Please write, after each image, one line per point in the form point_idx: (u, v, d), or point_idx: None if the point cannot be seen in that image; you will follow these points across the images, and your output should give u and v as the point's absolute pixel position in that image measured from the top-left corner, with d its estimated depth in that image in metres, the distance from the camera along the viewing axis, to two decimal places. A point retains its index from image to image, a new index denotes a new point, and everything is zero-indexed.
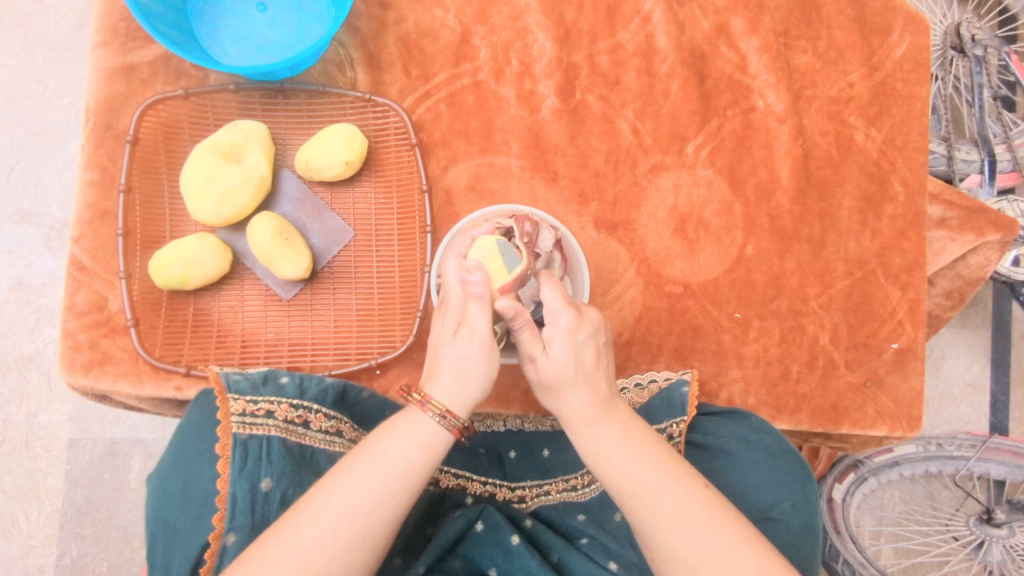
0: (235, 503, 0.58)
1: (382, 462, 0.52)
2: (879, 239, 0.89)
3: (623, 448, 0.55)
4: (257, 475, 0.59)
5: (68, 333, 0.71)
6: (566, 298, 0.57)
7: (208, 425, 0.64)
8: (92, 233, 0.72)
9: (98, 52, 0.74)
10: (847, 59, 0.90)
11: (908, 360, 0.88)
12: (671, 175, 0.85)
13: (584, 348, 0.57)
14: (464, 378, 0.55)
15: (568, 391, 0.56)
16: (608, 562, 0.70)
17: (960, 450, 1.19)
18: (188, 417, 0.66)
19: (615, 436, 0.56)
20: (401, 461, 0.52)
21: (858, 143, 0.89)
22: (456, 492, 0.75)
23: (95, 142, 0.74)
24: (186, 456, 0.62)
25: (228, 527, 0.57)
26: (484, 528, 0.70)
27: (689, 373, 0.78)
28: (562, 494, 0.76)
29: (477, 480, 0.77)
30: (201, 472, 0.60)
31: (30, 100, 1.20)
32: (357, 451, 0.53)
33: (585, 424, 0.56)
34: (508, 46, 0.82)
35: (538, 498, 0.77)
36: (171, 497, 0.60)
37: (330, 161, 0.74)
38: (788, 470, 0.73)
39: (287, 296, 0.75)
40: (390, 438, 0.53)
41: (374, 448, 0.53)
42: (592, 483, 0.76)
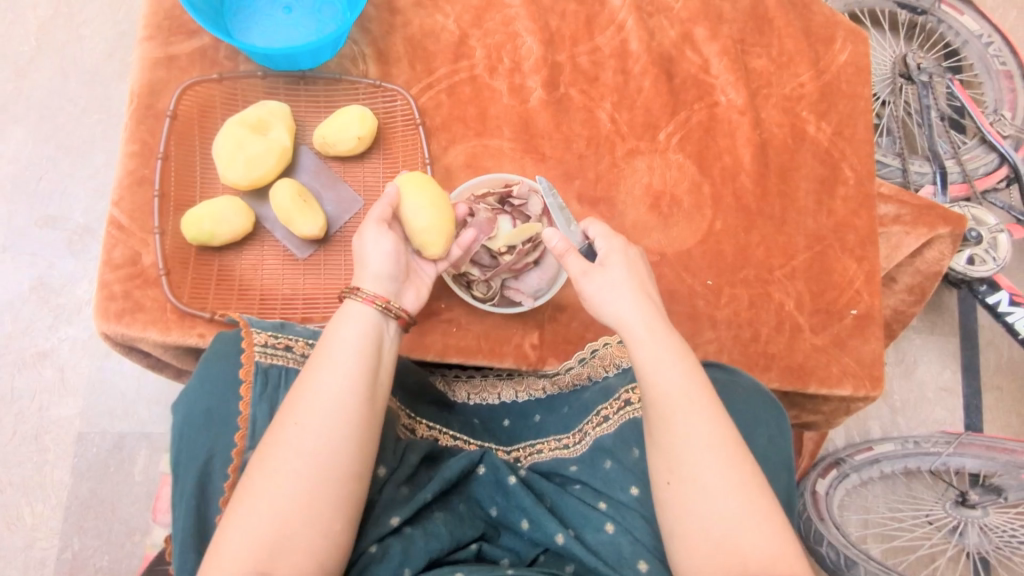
0: (256, 423, 0.66)
1: (338, 352, 0.61)
2: (834, 217, 0.99)
3: (668, 370, 0.62)
4: (276, 399, 0.69)
5: (103, 284, 0.79)
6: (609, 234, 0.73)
7: (226, 350, 0.70)
8: (130, 196, 0.81)
9: (143, 45, 0.85)
10: (797, 63, 1.03)
11: (867, 325, 0.97)
12: (646, 158, 0.95)
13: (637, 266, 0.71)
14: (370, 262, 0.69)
15: (624, 297, 0.67)
16: (597, 503, 0.74)
17: (936, 447, 1.28)
18: (209, 347, 0.72)
19: (671, 360, 0.63)
20: (351, 348, 0.62)
21: (810, 134, 1.01)
22: (454, 451, 0.82)
23: (136, 119, 0.83)
24: (209, 380, 0.68)
25: (250, 444, 0.66)
26: (485, 470, 0.77)
27: None
28: (554, 451, 0.83)
29: (474, 442, 0.85)
30: (224, 396, 0.67)
31: (62, 117, 1.36)
32: (317, 350, 0.62)
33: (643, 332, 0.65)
34: (500, 47, 0.94)
35: (531, 456, 0.84)
36: (193, 414, 0.66)
37: (343, 136, 0.84)
38: (765, 410, 0.80)
39: (302, 255, 0.83)
40: (339, 328, 0.63)
41: (330, 343, 0.62)
42: (582, 440, 0.81)
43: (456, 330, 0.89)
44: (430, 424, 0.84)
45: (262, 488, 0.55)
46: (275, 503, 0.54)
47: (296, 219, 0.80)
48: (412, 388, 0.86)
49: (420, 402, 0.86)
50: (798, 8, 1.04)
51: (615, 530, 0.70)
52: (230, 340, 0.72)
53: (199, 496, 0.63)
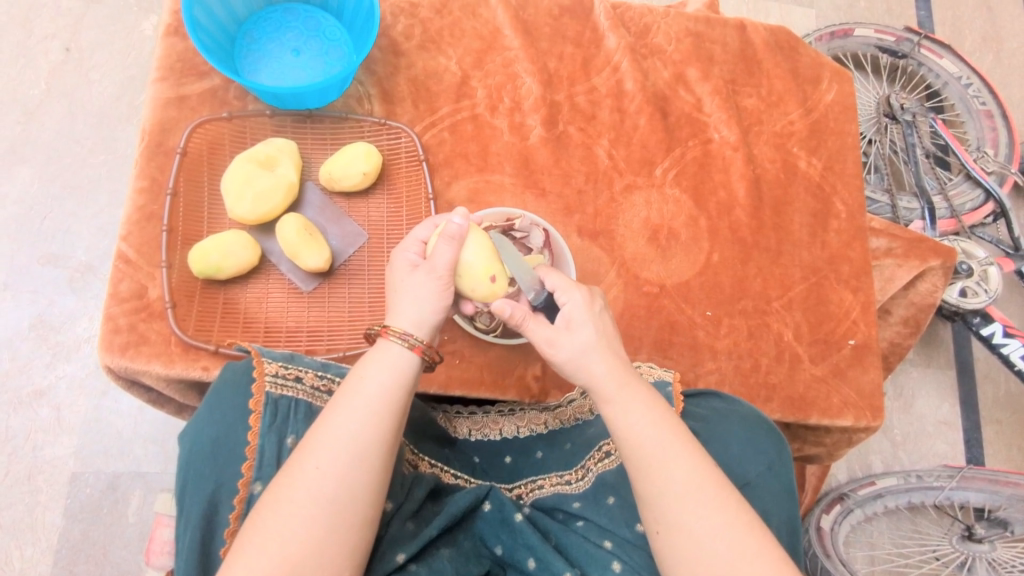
0: (263, 455, 0.66)
1: (362, 394, 0.62)
2: (828, 249, 1.02)
3: (637, 420, 0.67)
4: (284, 431, 0.68)
5: (109, 317, 0.79)
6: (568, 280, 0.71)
7: (237, 381, 0.70)
8: (139, 231, 0.82)
9: (156, 86, 0.87)
10: (786, 102, 1.07)
11: (865, 355, 0.98)
12: (643, 193, 0.98)
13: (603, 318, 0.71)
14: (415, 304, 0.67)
15: (595, 357, 0.69)
16: (603, 542, 0.74)
17: (940, 481, 1.27)
18: (218, 376, 0.72)
19: (646, 416, 0.67)
20: (376, 393, 0.63)
21: (802, 169, 1.04)
22: (456, 488, 0.82)
23: (147, 156, 0.85)
24: (219, 411, 0.68)
25: (256, 476, 0.65)
26: (490, 508, 0.78)
27: (669, 374, 0.84)
28: (556, 486, 0.83)
29: (476, 479, 0.84)
30: (232, 426, 0.67)
31: (69, 158, 1.39)
32: (342, 390, 0.63)
33: (614, 388, 0.68)
34: (501, 87, 0.97)
35: (533, 491, 0.84)
36: (202, 445, 0.66)
37: (349, 173, 0.86)
38: (766, 438, 0.80)
39: (307, 289, 0.84)
40: (366, 368, 0.64)
41: (355, 384, 0.63)
42: (584, 476, 0.81)
43: (459, 361, 0.89)
44: (433, 461, 0.82)
45: (277, 528, 0.57)
46: (289, 543, 0.56)
47: (303, 252, 0.82)
48: (416, 425, 0.85)
49: (423, 437, 0.85)
50: (785, 50, 1.09)
51: (622, 569, 0.71)
52: (240, 370, 0.71)
53: (202, 526, 0.63)
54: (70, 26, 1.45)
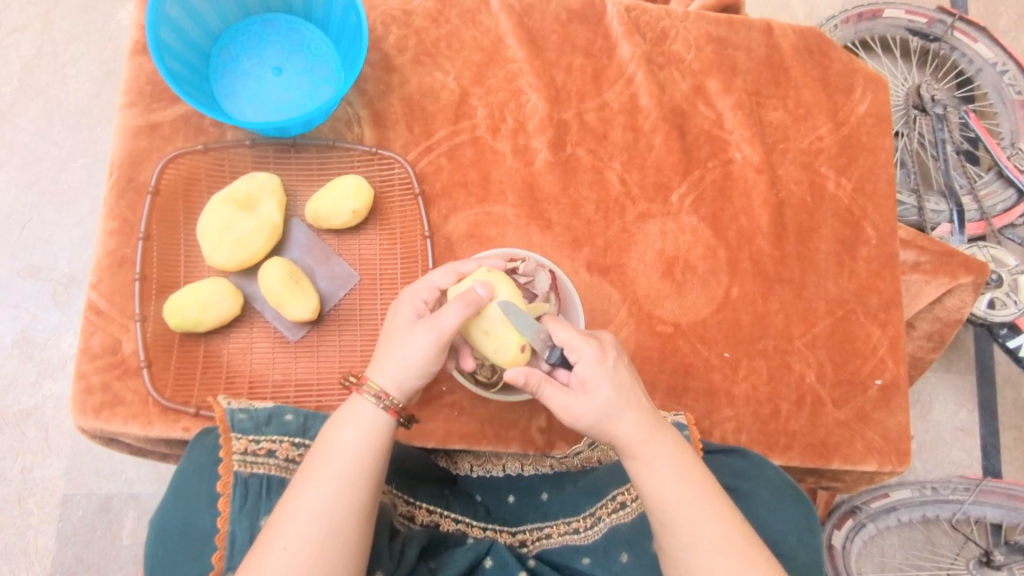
0: (234, 542, 0.61)
1: (334, 458, 0.60)
2: (856, 279, 0.94)
3: (660, 471, 0.62)
4: (256, 513, 0.63)
5: (81, 375, 0.74)
6: (581, 334, 0.65)
7: (203, 460, 0.67)
8: (110, 278, 0.75)
9: (124, 112, 0.79)
10: (815, 115, 0.97)
11: (892, 396, 0.92)
12: (658, 222, 0.90)
13: (619, 372, 0.64)
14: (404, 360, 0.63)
15: (618, 416, 0.63)
16: None
17: (956, 494, 1.24)
18: (183, 456, 0.68)
19: (670, 463, 0.62)
20: (354, 448, 0.61)
21: (830, 191, 0.96)
22: (455, 535, 0.76)
23: (117, 194, 0.78)
24: (185, 496, 0.65)
25: (227, 566, 0.61)
26: (492, 564, 0.71)
27: (683, 415, 0.82)
28: (564, 537, 0.77)
29: (477, 525, 0.78)
30: (199, 511, 0.64)
31: (48, 162, 1.31)
32: (311, 458, 0.61)
33: (638, 443, 0.63)
34: (503, 105, 0.89)
35: (539, 541, 0.78)
36: (170, 534, 0.63)
37: (338, 211, 0.79)
38: (792, 502, 0.76)
39: (294, 338, 0.78)
40: (336, 432, 0.62)
41: (326, 449, 0.61)
42: (595, 525, 0.75)
43: (459, 415, 0.82)
44: (431, 508, 0.77)
45: None
46: None
47: (290, 300, 0.75)
48: (410, 469, 0.80)
49: (421, 481, 0.80)
50: (815, 56, 0.99)
51: None
52: (208, 448, 0.68)
53: None
54: (42, 15, 1.35)
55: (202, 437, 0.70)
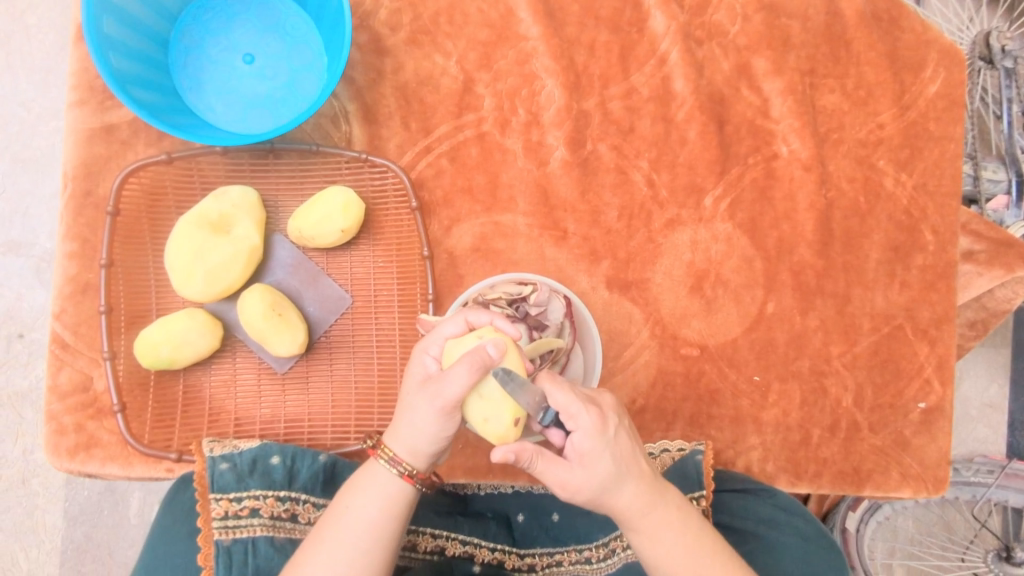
0: None
1: (347, 531, 0.52)
2: (908, 291, 0.83)
3: (670, 544, 0.53)
4: None
5: (52, 416, 0.67)
6: (577, 395, 0.52)
7: (179, 528, 0.61)
8: (74, 308, 0.68)
9: (74, 112, 0.70)
10: (877, 98, 0.83)
11: (935, 420, 0.83)
12: (688, 230, 0.80)
13: (619, 441, 0.53)
14: (415, 432, 0.52)
15: (619, 490, 0.52)
16: None
17: (978, 477, 1.04)
18: (158, 522, 0.63)
19: (675, 531, 0.53)
20: (370, 522, 0.52)
21: (887, 190, 0.83)
22: (463, 562, 0.68)
23: (74, 210, 0.69)
24: (161, 573, 0.59)
25: None
26: None
27: (703, 444, 0.74)
28: (574, 567, 0.70)
29: (486, 546, 0.70)
30: None
31: (12, 124, 1.08)
32: (323, 522, 0.53)
33: (640, 517, 0.53)
34: (513, 93, 0.76)
35: (549, 568, 0.70)
36: None
37: (324, 230, 0.69)
38: (825, 555, 0.69)
39: (282, 369, 0.71)
40: (352, 496, 0.53)
41: (339, 516, 0.53)
42: (608, 558, 0.68)
43: (464, 449, 0.78)
44: (436, 532, 0.68)
45: None
46: None
47: (274, 335, 0.67)
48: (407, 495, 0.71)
49: (421, 505, 0.71)
50: (884, 25, 0.84)
51: None
52: (184, 513, 0.62)
53: None
54: None
55: (178, 493, 0.64)
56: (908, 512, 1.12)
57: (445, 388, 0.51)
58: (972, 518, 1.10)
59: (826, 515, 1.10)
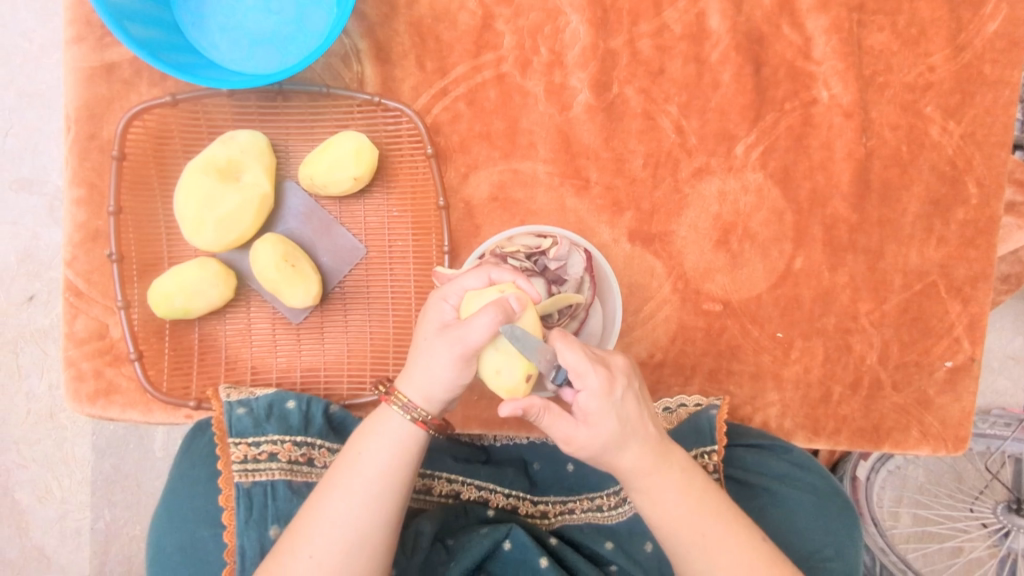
0: (245, 555, 0.56)
1: (359, 477, 0.49)
2: (944, 247, 0.79)
3: (671, 500, 0.50)
4: (264, 524, 0.57)
5: (70, 362, 0.68)
6: (590, 355, 0.49)
7: (196, 473, 0.62)
8: (85, 255, 0.67)
9: (73, 49, 0.67)
10: (930, 37, 0.77)
11: (962, 380, 0.79)
12: (717, 180, 0.76)
13: (627, 406, 0.49)
14: (429, 378, 0.49)
15: (622, 450, 0.49)
16: None
17: (994, 429, 1.05)
18: (178, 464, 0.64)
19: (676, 492, 0.50)
20: (380, 471, 0.50)
21: (932, 138, 0.78)
22: (477, 505, 0.69)
23: (79, 154, 0.67)
24: (180, 516, 0.60)
25: None
26: (511, 547, 0.63)
27: (720, 399, 0.73)
28: (587, 514, 0.70)
29: (501, 491, 0.71)
30: (198, 533, 0.59)
31: (19, 57, 1.04)
32: (335, 468, 0.51)
33: (642, 477, 0.50)
34: (536, 31, 0.72)
35: (562, 515, 0.70)
36: (168, 556, 0.58)
37: (336, 177, 0.66)
38: (839, 513, 0.69)
39: (296, 320, 0.70)
40: (363, 442, 0.51)
41: (350, 462, 0.50)
42: (620, 506, 0.68)
43: (479, 399, 0.76)
44: (451, 477, 0.70)
45: None
46: None
47: (288, 282, 0.66)
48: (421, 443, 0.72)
49: (439, 451, 0.72)
50: None
51: None
52: (201, 459, 0.63)
53: None
54: None
55: (194, 439, 0.65)
56: (918, 461, 1.09)
57: (464, 334, 0.48)
58: (984, 469, 1.07)
59: (835, 464, 1.06)
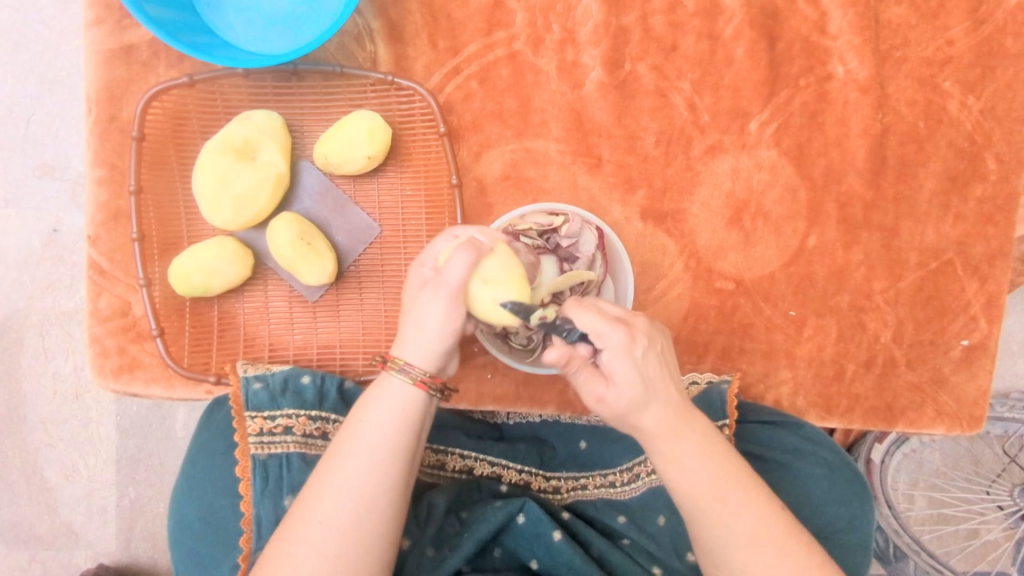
0: (260, 525, 0.58)
1: (364, 443, 0.49)
2: (961, 225, 0.78)
3: (692, 465, 0.49)
4: (280, 493, 0.59)
5: (95, 338, 0.70)
6: (610, 317, 0.50)
7: (213, 446, 0.64)
8: (107, 235, 0.69)
9: (92, 32, 0.68)
10: (950, 10, 0.76)
11: (977, 358, 0.79)
12: (730, 157, 0.76)
13: (648, 364, 0.49)
14: (420, 333, 0.50)
15: (643, 409, 0.49)
16: (651, 567, 0.63)
17: (1012, 413, 1.04)
18: (197, 438, 0.66)
19: (697, 457, 0.50)
20: (381, 436, 0.50)
21: (950, 114, 0.77)
22: (491, 481, 0.70)
23: (100, 135, 0.69)
24: (200, 485, 0.62)
25: (255, 547, 0.57)
26: (525, 521, 0.63)
27: (730, 379, 0.73)
28: (600, 490, 0.71)
29: (514, 467, 0.72)
30: (217, 503, 0.61)
31: (38, 45, 1.06)
32: (341, 435, 0.51)
33: (662, 440, 0.50)
34: (548, 8, 0.72)
35: (574, 491, 0.71)
36: (190, 523, 0.61)
37: (350, 157, 0.67)
38: (850, 487, 0.70)
39: (312, 298, 0.71)
40: (367, 408, 0.51)
41: (355, 429, 0.50)
42: (633, 482, 0.69)
43: (493, 377, 0.76)
44: (464, 453, 0.71)
45: None
46: None
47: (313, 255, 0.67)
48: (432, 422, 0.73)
49: (452, 429, 0.74)
50: None
51: None
52: (219, 432, 0.64)
53: None
54: None
55: (212, 413, 0.66)
56: (935, 444, 1.07)
57: (444, 277, 0.49)
58: (1002, 452, 1.06)
59: (850, 446, 1.04)
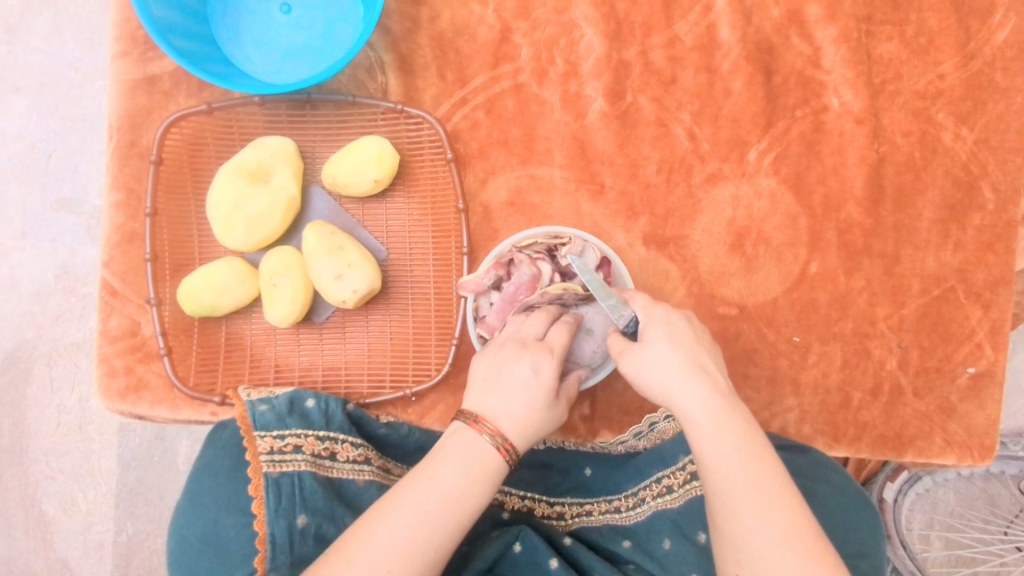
0: (275, 544, 0.55)
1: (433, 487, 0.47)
2: (961, 252, 0.79)
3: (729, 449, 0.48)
4: (293, 513, 0.56)
5: (103, 358, 0.70)
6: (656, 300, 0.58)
7: (219, 464, 0.61)
8: (121, 256, 0.71)
9: (118, 64, 0.72)
10: (939, 46, 0.79)
11: (985, 387, 0.78)
12: (730, 185, 0.77)
13: (684, 331, 0.54)
14: (515, 398, 0.51)
15: (690, 380, 0.51)
16: None
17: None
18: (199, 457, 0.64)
19: (737, 438, 0.49)
20: (449, 490, 0.47)
21: (945, 144, 0.79)
22: (492, 508, 0.69)
23: (120, 160, 0.71)
24: (204, 504, 0.59)
25: (270, 567, 0.54)
26: (521, 550, 0.63)
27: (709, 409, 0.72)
28: (605, 516, 0.69)
29: (516, 493, 0.71)
30: (223, 520, 0.58)
31: (64, 86, 1.11)
32: (410, 477, 0.48)
33: (704, 418, 0.50)
34: (552, 43, 0.75)
35: (579, 517, 0.70)
36: (190, 543, 0.58)
37: (358, 178, 0.69)
38: (858, 511, 0.68)
39: (320, 318, 0.72)
40: (444, 458, 0.49)
41: (427, 474, 0.48)
42: (637, 507, 0.67)
43: None
44: None
45: None
46: None
47: (273, 299, 0.68)
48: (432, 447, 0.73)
49: None
50: None
51: None
52: (225, 449, 0.62)
53: None
54: None
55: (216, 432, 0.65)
56: (949, 484, 1.05)
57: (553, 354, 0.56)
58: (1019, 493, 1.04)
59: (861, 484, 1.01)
